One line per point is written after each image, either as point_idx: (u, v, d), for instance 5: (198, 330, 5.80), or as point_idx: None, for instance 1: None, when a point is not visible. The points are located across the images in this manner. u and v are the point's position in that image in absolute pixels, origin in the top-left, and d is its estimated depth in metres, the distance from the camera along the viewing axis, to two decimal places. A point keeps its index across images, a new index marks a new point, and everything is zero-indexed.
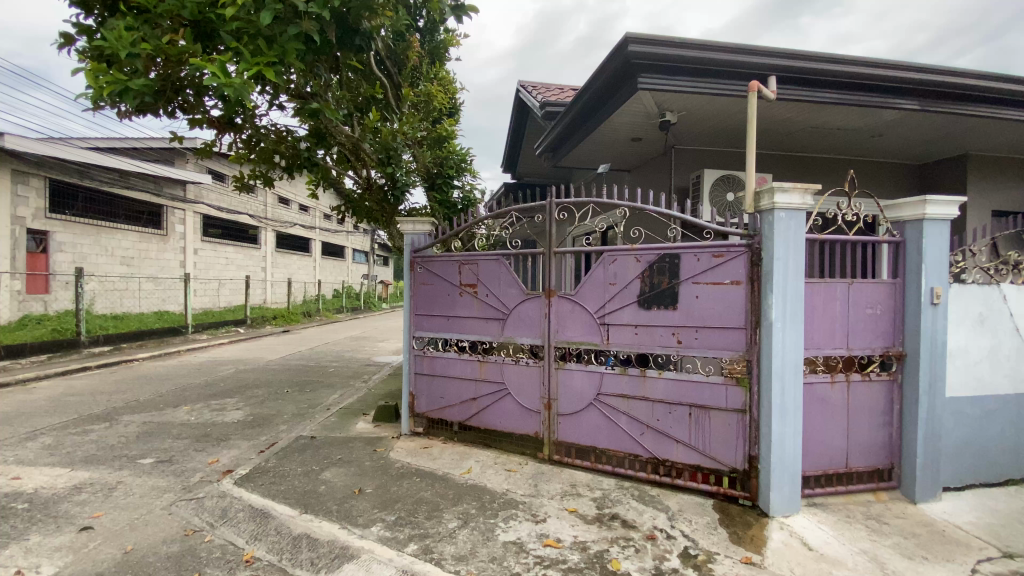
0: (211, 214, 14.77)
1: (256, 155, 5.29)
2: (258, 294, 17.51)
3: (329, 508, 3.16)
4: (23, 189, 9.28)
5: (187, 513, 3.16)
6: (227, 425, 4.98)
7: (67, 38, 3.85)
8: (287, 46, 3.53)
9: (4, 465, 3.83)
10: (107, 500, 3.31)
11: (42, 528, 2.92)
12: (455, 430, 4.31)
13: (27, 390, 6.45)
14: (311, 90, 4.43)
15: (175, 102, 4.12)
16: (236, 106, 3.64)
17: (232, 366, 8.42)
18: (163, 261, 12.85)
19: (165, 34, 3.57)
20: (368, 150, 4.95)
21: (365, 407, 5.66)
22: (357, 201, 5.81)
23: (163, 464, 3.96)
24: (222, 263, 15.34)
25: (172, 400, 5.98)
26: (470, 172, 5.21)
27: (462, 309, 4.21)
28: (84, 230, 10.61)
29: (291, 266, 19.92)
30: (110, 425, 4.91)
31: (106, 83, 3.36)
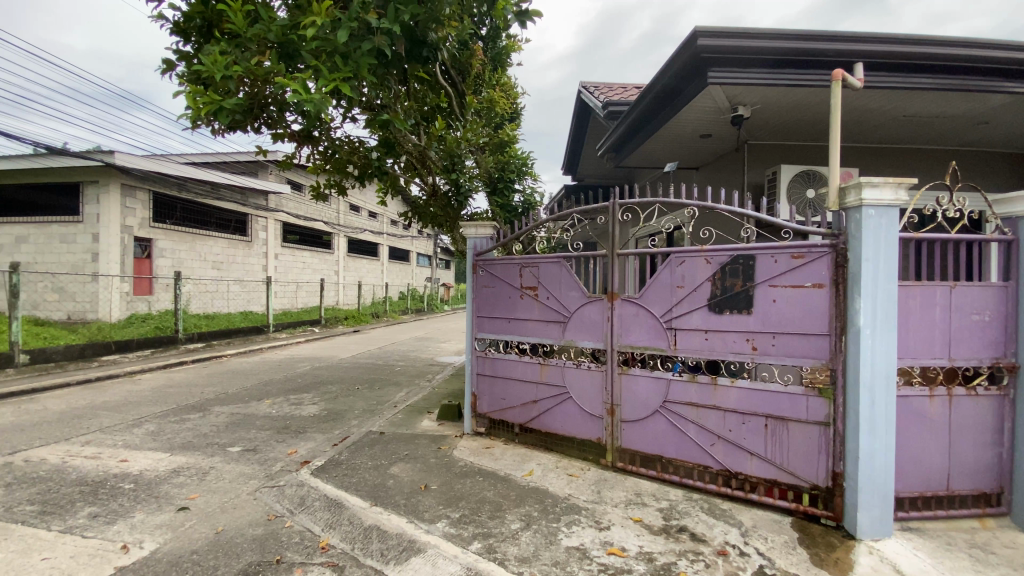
0: (289, 221, 15.85)
1: (331, 165, 5.62)
2: (330, 296, 18.54)
3: (397, 502, 3.28)
4: (131, 201, 10.40)
5: (270, 499, 3.39)
6: (304, 418, 5.31)
7: (169, 64, 4.30)
8: (361, 62, 3.72)
9: (117, 448, 4.30)
10: (201, 484, 3.62)
11: (146, 506, 3.24)
12: (516, 432, 4.32)
13: (134, 381, 7.21)
14: (381, 101, 4.65)
15: (261, 119, 4.45)
16: (314, 120, 3.88)
17: (308, 363, 8.98)
18: (247, 265, 13.92)
19: (253, 57, 3.89)
20: (434, 157, 5.09)
21: (429, 405, 5.82)
22: (423, 207, 6.00)
23: (249, 452, 4.28)
24: (299, 267, 16.40)
25: (257, 393, 6.47)
26: (531, 175, 5.28)
27: (523, 312, 4.22)
28: (182, 237, 11.73)
29: (360, 270, 20.94)
30: (203, 415, 5.38)
31: (204, 103, 3.70)
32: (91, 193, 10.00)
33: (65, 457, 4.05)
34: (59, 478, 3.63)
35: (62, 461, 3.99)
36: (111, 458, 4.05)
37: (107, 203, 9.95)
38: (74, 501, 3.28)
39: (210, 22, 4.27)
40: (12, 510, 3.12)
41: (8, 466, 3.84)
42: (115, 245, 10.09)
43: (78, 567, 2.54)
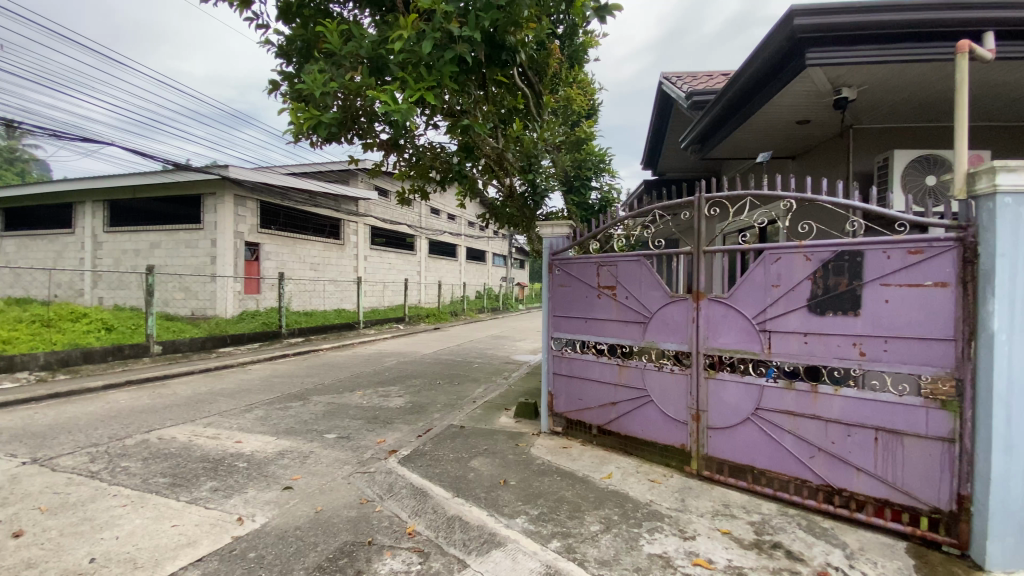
0: (376, 225, 16.85)
1: (415, 171, 5.90)
2: (413, 295, 19.46)
3: (478, 495, 3.38)
4: (242, 210, 11.61)
5: (362, 484, 3.63)
6: (391, 410, 5.62)
7: (275, 84, 4.76)
8: (444, 71, 3.88)
9: (232, 430, 4.82)
10: (302, 466, 3.96)
11: (257, 484, 3.61)
12: (594, 434, 4.27)
13: (245, 371, 8.05)
14: (461, 107, 4.82)
15: (354, 130, 4.77)
16: (400, 129, 4.09)
17: (394, 358, 9.50)
18: (340, 266, 14.99)
19: (347, 72, 4.19)
20: (511, 159, 5.15)
21: (507, 402, 5.93)
22: (499, 208, 6.11)
23: (343, 439, 4.61)
24: (385, 268, 17.38)
25: (349, 385, 6.95)
26: (609, 172, 5.20)
27: (601, 312, 4.16)
28: (284, 242, 12.88)
29: (440, 270, 21.77)
30: (303, 403, 5.88)
31: (306, 118, 4.05)
32: (209, 203, 11.27)
33: (191, 436, 4.62)
34: (186, 455, 4.15)
35: (189, 439, 4.55)
36: (228, 439, 4.55)
37: (223, 212, 11.18)
38: (199, 475, 3.73)
39: (309, 43, 4.67)
40: (151, 480, 3.61)
41: (148, 442, 4.45)
42: (230, 249, 11.30)
43: (202, 534, 2.89)
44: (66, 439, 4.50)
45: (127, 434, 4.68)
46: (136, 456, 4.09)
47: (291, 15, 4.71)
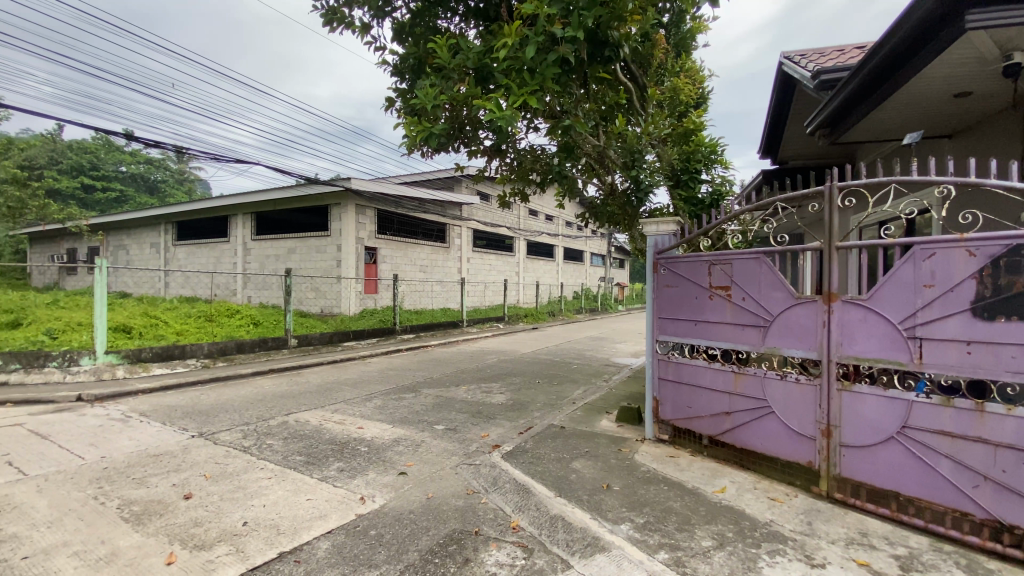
0: (479, 228, 17.53)
1: (516, 174, 6.05)
2: (512, 295, 19.92)
3: (580, 497, 3.37)
4: (362, 218, 12.74)
5: (468, 475, 3.80)
6: (494, 406, 5.81)
7: (391, 101, 5.17)
8: (547, 74, 3.91)
9: (355, 417, 5.32)
10: (415, 454, 4.24)
11: (377, 467, 3.94)
12: (705, 444, 4.03)
13: (364, 364, 8.84)
14: (563, 108, 4.84)
15: (460, 139, 5.01)
16: (504, 136, 4.20)
17: (495, 356, 9.79)
18: (445, 267, 15.82)
19: (454, 84, 4.42)
20: (614, 156, 5.09)
21: (609, 405, 5.82)
22: (600, 207, 6.00)
23: (450, 431, 4.86)
24: (487, 269, 18.00)
25: (454, 380, 7.30)
26: (721, 163, 4.88)
27: (713, 314, 3.91)
28: (398, 246, 13.93)
29: (538, 270, 22.04)
30: (414, 395, 6.30)
31: (418, 131, 4.34)
32: (335, 212, 12.53)
33: (321, 420, 5.17)
34: (317, 436, 4.65)
35: (319, 423, 5.09)
36: (351, 425, 5.02)
37: (346, 220, 12.35)
38: (327, 455, 4.16)
39: (420, 60, 4.99)
40: (289, 457, 4.11)
41: (287, 424, 5.06)
42: (352, 253, 12.46)
43: (331, 509, 3.22)
44: (224, 417, 5.28)
45: (270, 415, 5.36)
46: (278, 435, 4.68)
47: (403, 34, 5.07)
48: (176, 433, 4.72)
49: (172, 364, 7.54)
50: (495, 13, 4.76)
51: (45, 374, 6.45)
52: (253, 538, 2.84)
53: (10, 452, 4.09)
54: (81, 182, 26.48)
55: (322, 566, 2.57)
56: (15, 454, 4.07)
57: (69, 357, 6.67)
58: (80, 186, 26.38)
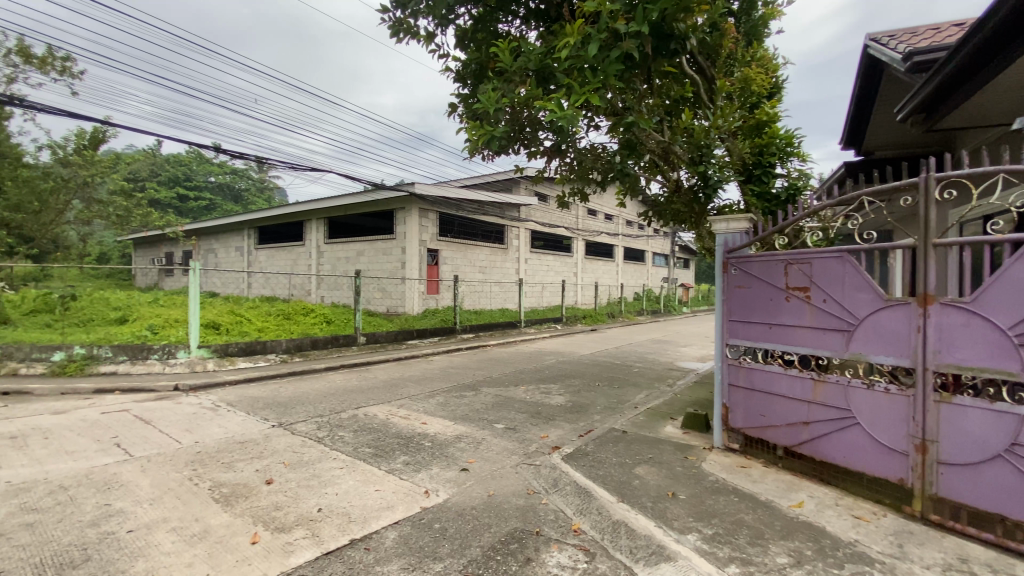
0: (537, 229, 17.57)
1: (576, 174, 6.00)
2: (570, 296, 19.78)
3: (644, 504, 3.28)
4: (424, 221, 13.14)
5: (529, 475, 3.81)
6: (553, 407, 5.80)
7: (453, 106, 5.31)
8: (609, 71, 3.85)
9: (419, 412, 5.49)
10: (476, 451, 4.32)
11: (440, 462, 4.05)
12: (780, 455, 3.80)
13: (426, 362, 9.11)
14: (625, 104, 4.77)
15: (520, 141, 5.06)
16: (565, 135, 4.19)
17: (554, 357, 9.76)
18: (504, 268, 15.99)
19: (516, 86, 4.45)
20: (679, 152, 4.95)
21: (673, 411, 5.63)
22: (664, 205, 5.85)
23: (510, 430, 4.90)
24: (545, 270, 18.00)
25: (513, 380, 7.36)
26: (798, 156, 4.61)
27: (790, 317, 3.68)
28: (458, 248, 14.25)
29: (597, 271, 21.74)
30: (475, 394, 6.41)
31: (480, 134, 4.42)
32: (400, 216, 13.02)
33: (388, 415, 5.39)
34: (384, 430, 4.85)
35: (385, 417, 5.31)
36: (416, 420, 5.20)
37: (409, 223, 12.80)
38: (394, 449, 4.33)
39: (482, 65, 5.10)
40: (359, 449, 4.32)
41: (356, 417, 5.32)
42: (415, 255, 12.89)
43: (399, 500, 3.35)
44: (300, 409, 5.63)
45: (341, 409, 5.66)
46: (349, 428, 4.93)
47: (465, 41, 5.17)
48: (259, 422, 5.09)
49: (254, 358, 8.15)
50: (556, 13, 4.78)
51: (148, 365, 7.20)
52: (327, 524, 3.00)
53: (120, 435, 4.59)
54: (176, 192, 29.25)
55: (391, 555, 2.68)
56: (124, 436, 4.55)
57: (168, 350, 7.39)
58: (175, 196, 29.13)
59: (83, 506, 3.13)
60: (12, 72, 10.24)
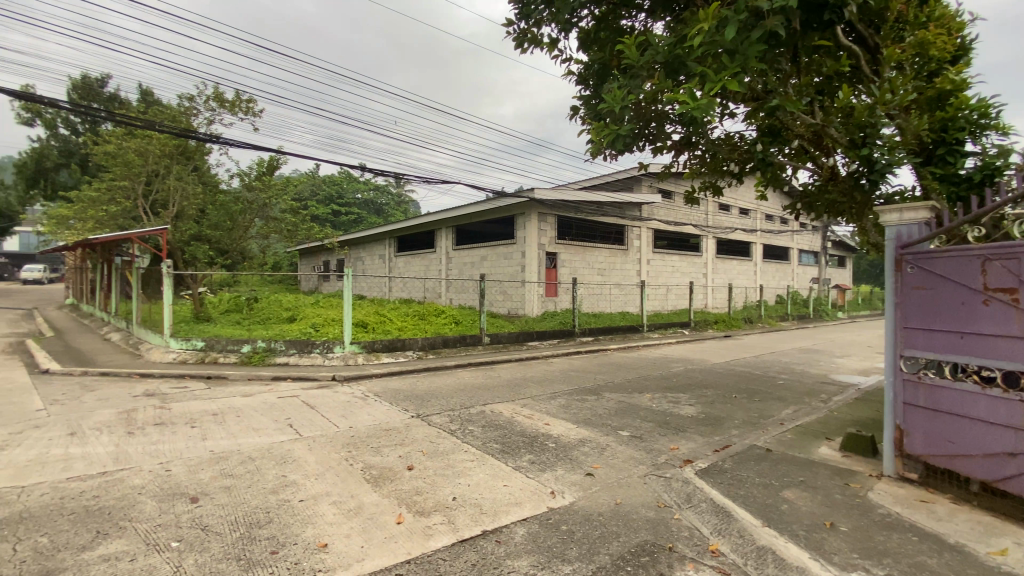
0: (661, 228, 16.81)
1: (707, 167, 5.62)
2: (699, 299, 18.54)
3: (795, 532, 2.94)
4: (544, 224, 13.35)
5: (659, 487, 3.64)
6: (684, 417, 5.47)
7: (576, 109, 5.33)
8: (750, 53, 3.54)
9: (542, 413, 5.57)
10: (601, 457, 4.25)
11: (565, 464, 4.06)
12: (975, 492, 3.14)
13: (548, 363, 9.21)
14: (767, 87, 4.38)
15: (646, 137, 4.90)
16: (698, 127, 3.95)
17: (683, 364, 9.22)
18: (625, 270, 15.56)
19: (643, 82, 4.32)
20: (835, 134, 4.39)
21: (827, 430, 4.97)
22: (816, 195, 5.22)
23: (636, 439, 4.73)
24: (670, 270, 17.14)
25: (639, 386, 7.11)
26: (999, 128, 3.77)
27: (991, 325, 3.03)
28: (577, 250, 14.24)
29: (731, 271, 20.07)
30: (598, 398, 6.32)
31: (605, 134, 4.36)
32: (521, 220, 13.42)
33: (513, 413, 5.56)
34: (510, 428, 5.01)
35: (510, 415, 5.48)
36: (540, 421, 5.27)
37: (529, 227, 13.13)
38: (520, 447, 4.44)
39: (605, 64, 5.05)
40: (488, 444, 4.51)
41: (484, 413, 5.58)
42: (535, 258, 13.16)
43: (526, 498, 3.42)
44: (435, 402, 6.07)
45: (471, 404, 5.98)
46: (477, 423, 5.18)
47: (588, 42, 5.15)
48: (400, 413, 5.60)
49: (395, 354, 8.98)
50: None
51: (311, 358, 8.36)
52: (461, 513, 3.18)
53: (291, 416, 5.38)
54: (331, 208, 33.55)
55: (521, 550, 2.75)
56: (294, 418, 5.33)
57: (326, 345, 8.49)
58: (331, 211, 33.43)
59: (265, 476, 3.72)
60: (211, 115, 12.64)
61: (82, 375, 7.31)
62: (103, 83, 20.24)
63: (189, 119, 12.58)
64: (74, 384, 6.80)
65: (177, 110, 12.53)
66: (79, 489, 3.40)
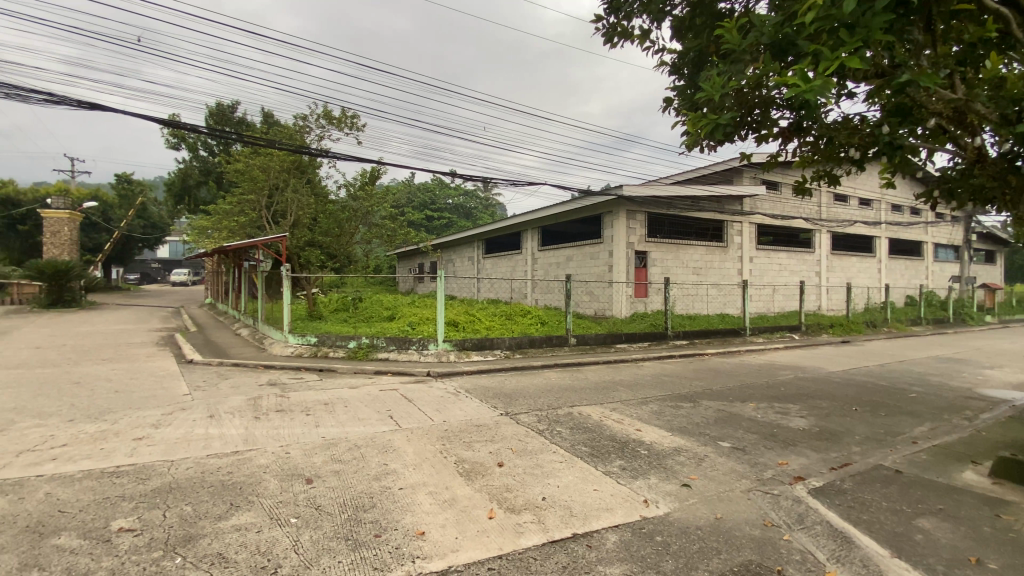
0: (764, 223, 15.56)
1: (820, 155, 5.12)
2: (810, 301, 16.89)
3: (934, 567, 2.56)
4: (633, 222, 12.98)
5: (765, 504, 3.36)
6: (793, 430, 5.01)
7: (669, 100, 5.12)
8: (874, 24, 3.16)
9: (633, 418, 5.40)
10: (698, 468, 4.01)
11: (659, 473, 3.90)
12: None
13: (639, 366, 8.94)
14: (894, 62, 3.89)
15: (748, 125, 4.58)
16: (810, 112, 3.61)
17: (792, 372, 8.44)
18: (724, 269, 14.62)
19: (745, 66, 4.03)
20: (981, 110, 3.82)
21: (975, 453, 4.28)
22: (956, 180, 4.54)
23: (738, 451, 4.41)
24: (775, 269, 15.82)
25: (740, 394, 6.63)
26: None
27: None
28: (669, 248, 13.64)
29: (848, 270, 18.04)
30: (695, 405, 5.99)
31: (703, 124, 4.13)
32: (609, 219, 13.16)
33: (602, 417, 5.45)
34: (600, 431, 4.92)
35: (600, 419, 5.39)
36: (631, 426, 5.12)
37: (618, 225, 12.82)
38: (610, 451, 4.35)
39: (702, 51, 4.81)
40: (577, 446, 4.47)
41: (573, 415, 5.54)
42: (624, 257, 12.81)
43: (618, 504, 3.33)
44: (524, 401, 6.14)
45: (559, 405, 5.96)
46: (566, 424, 5.15)
47: (683, 30, 4.93)
48: (491, 410, 5.73)
49: (485, 352, 9.23)
50: None
51: (409, 354, 8.86)
52: (551, 514, 3.18)
53: (391, 408, 5.74)
54: (425, 213, 35.29)
55: (613, 557, 2.68)
56: (394, 410, 5.68)
57: (422, 342, 8.96)
58: (425, 216, 35.23)
59: (369, 463, 4.00)
60: (322, 132, 13.89)
61: (219, 365, 8.40)
62: (233, 108, 23.12)
63: (303, 136, 13.94)
64: (213, 372, 7.83)
65: (294, 128, 13.94)
66: (217, 465, 3.90)
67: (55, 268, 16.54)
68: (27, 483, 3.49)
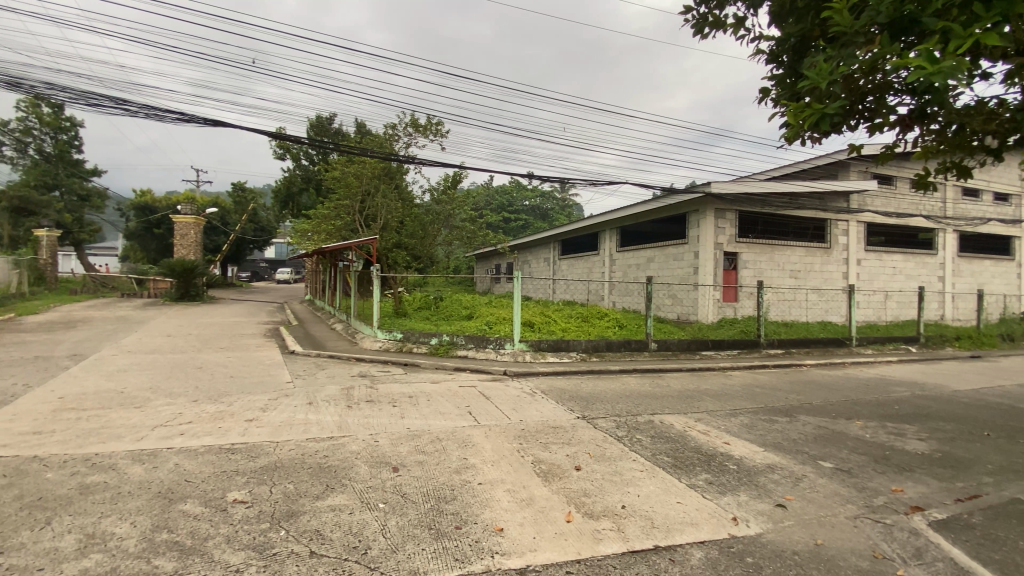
0: (875, 222, 14.03)
1: (947, 146, 4.53)
2: (931, 309, 14.98)
3: None
4: (722, 222, 12.29)
5: (874, 534, 3.02)
6: (910, 454, 4.46)
7: (766, 91, 4.78)
8: None
9: (721, 431, 5.10)
10: (795, 488, 3.70)
11: (750, 490, 3.64)
12: None
13: (726, 376, 8.45)
14: None
15: (858, 114, 4.16)
16: (939, 96, 3.20)
17: (908, 388, 7.54)
18: (826, 272, 13.39)
19: (858, 50, 3.65)
20: None
21: None
22: None
23: (843, 473, 4.01)
24: (888, 273, 14.21)
25: (844, 411, 6.03)
26: None
27: None
28: (762, 249, 12.73)
29: (979, 274, 15.76)
30: (791, 420, 5.54)
31: (806, 115, 3.80)
32: (694, 219, 12.56)
33: (686, 427, 5.21)
34: (684, 442, 4.71)
35: (683, 429, 5.16)
36: (718, 438, 4.85)
37: (704, 225, 12.19)
38: (695, 464, 4.15)
39: (805, 36, 4.44)
40: (658, 456, 4.31)
41: (653, 423, 5.35)
42: (710, 259, 12.16)
43: (704, 519, 3.17)
44: (601, 406, 6.04)
45: (639, 412, 5.79)
46: (647, 432, 4.99)
47: (783, 15, 4.57)
48: (568, 412, 5.70)
49: (561, 354, 9.19)
50: None
51: (487, 353, 9.07)
52: (631, 523, 3.09)
53: (471, 405, 5.90)
54: (502, 215, 35.94)
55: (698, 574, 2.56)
56: (474, 407, 5.83)
57: (499, 342, 9.12)
58: (503, 219, 35.89)
59: (450, 456, 4.14)
60: (409, 140, 14.60)
61: (317, 357, 9.14)
62: (331, 121, 25.04)
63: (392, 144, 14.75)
64: (311, 363, 8.53)
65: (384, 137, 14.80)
66: (315, 448, 4.24)
67: (184, 267, 18.89)
68: (162, 454, 4.02)
